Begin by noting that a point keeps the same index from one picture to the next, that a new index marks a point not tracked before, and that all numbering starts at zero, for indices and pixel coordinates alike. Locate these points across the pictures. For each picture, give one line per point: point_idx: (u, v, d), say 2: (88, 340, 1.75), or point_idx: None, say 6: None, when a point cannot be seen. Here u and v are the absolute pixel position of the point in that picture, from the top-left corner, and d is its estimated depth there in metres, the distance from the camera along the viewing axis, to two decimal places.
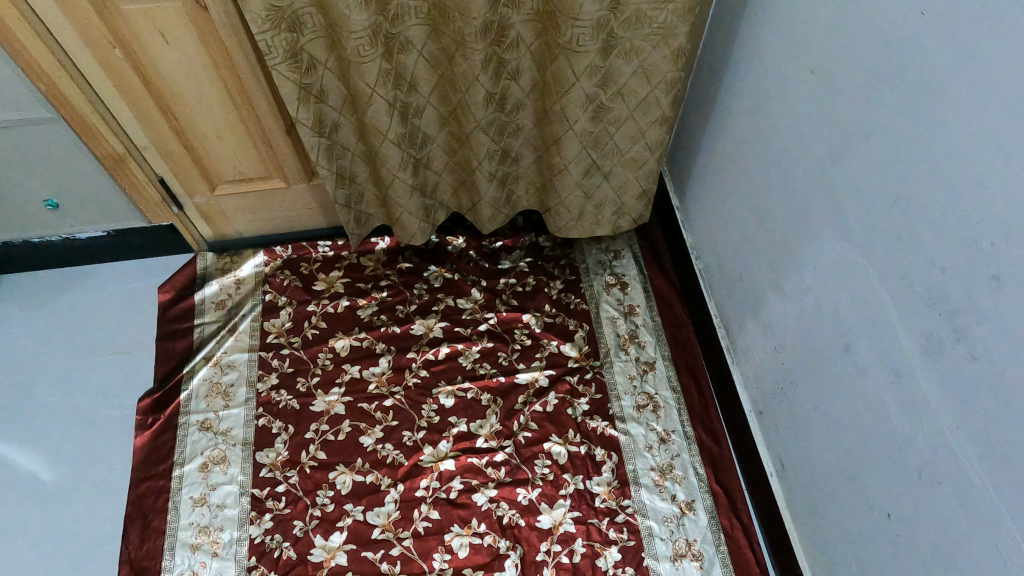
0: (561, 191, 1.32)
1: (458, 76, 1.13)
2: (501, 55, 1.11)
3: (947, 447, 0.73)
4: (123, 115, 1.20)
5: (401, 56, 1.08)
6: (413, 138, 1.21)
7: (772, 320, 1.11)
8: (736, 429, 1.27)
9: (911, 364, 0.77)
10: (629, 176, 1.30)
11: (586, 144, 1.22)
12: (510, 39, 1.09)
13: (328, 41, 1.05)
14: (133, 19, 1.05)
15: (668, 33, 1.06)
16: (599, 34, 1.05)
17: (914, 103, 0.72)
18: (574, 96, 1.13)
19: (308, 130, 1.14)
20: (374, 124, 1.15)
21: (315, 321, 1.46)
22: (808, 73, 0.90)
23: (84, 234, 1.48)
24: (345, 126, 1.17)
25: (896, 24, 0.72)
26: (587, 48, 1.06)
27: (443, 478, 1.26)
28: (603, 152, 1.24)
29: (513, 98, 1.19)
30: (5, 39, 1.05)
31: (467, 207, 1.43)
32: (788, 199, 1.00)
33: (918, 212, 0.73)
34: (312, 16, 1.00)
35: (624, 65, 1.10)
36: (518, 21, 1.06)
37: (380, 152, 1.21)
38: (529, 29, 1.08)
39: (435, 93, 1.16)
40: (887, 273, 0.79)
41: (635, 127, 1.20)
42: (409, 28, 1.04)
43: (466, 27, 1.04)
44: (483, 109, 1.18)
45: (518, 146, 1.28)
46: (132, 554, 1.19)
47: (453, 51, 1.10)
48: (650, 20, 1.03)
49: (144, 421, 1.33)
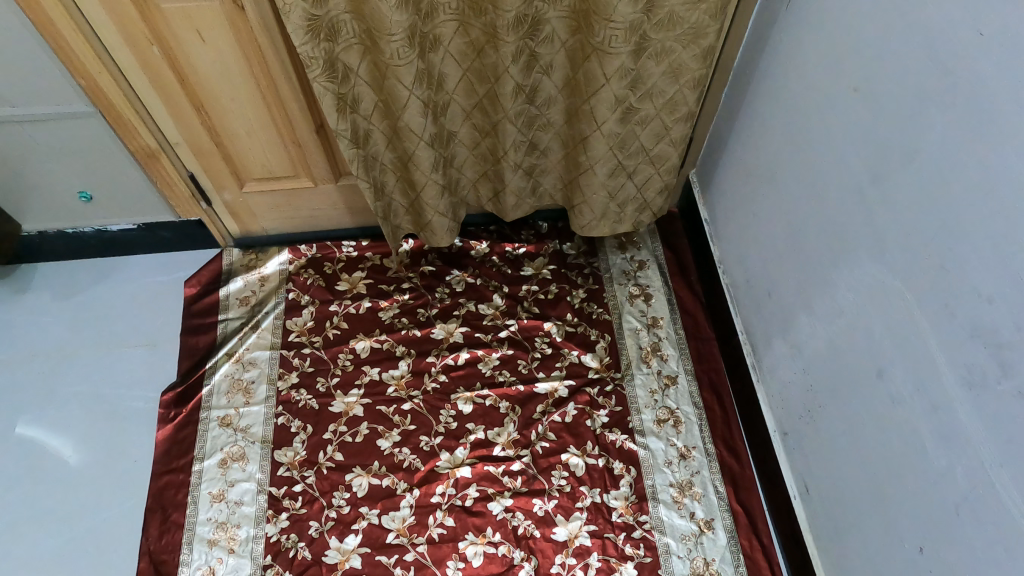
0: (586, 190, 1.30)
1: (489, 69, 1.12)
2: (534, 49, 1.10)
3: (989, 485, 0.70)
4: (158, 111, 1.21)
5: (433, 53, 1.07)
6: (442, 137, 1.21)
7: (802, 339, 1.08)
8: (758, 449, 1.25)
9: (952, 396, 0.74)
10: (653, 173, 1.28)
11: (613, 146, 1.20)
12: (544, 34, 1.07)
13: (363, 48, 1.04)
14: (171, 18, 1.06)
15: (699, 33, 1.05)
16: (632, 37, 1.03)
17: (965, 127, 0.69)
18: (604, 97, 1.11)
19: (346, 143, 1.14)
20: (409, 126, 1.14)
21: (337, 321, 1.46)
22: (850, 91, 0.88)
23: (115, 226, 1.50)
24: (376, 134, 1.17)
25: (949, 44, 0.70)
26: (619, 50, 1.04)
27: (459, 485, 1.25)
28: (629, 152, 1.23)
29: (543, 92, 1.17)
30: (50, 34, 1.07)
31: (488, 198, 1.42)
32: (825, 218, 0.98)
33: (967, 240, 0.70)
34: (348, 24, 1.00)
35: (654, 67, 1.08)
36: (553, 17, 1.05)
37: (412, 153, 1.19)
38: (564, 25, 1.06)
39: (464, 87, 1.15)
40: (929, 301, 0.77)
41: (661, 126, 1.19)
42: (441, 24, 1.03)
43: (498, 19, 1.03)
44: (512, 101, 1.17)
45: (546, 139, 1.27)
46: (151, 546, 1.20)
47: (483, 44, 1.09)
48: (682, 21, 1.02)
49: (166, 415, 1.34)
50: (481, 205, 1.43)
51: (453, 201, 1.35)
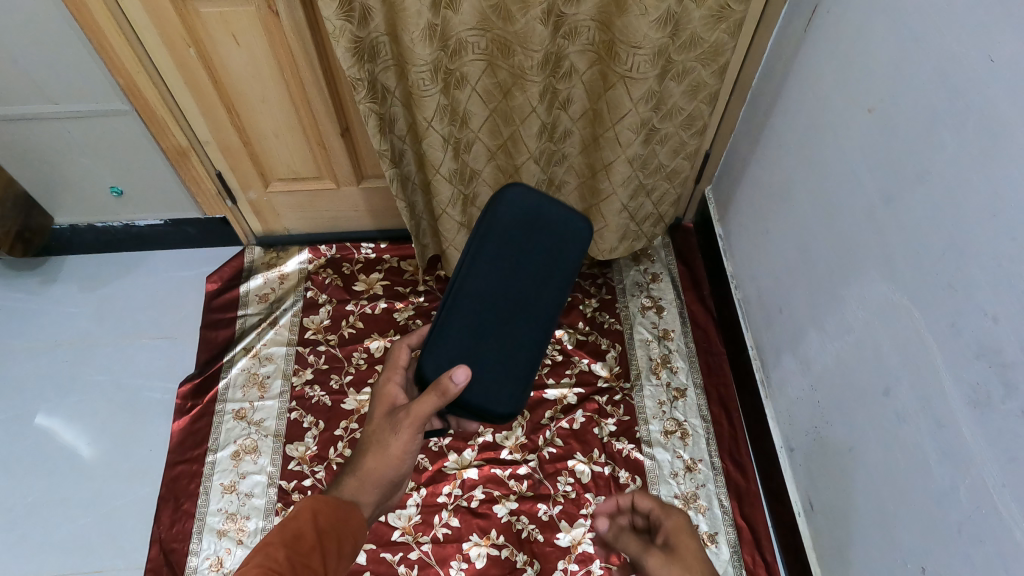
0: (606, 213, 1.32)
1: (514, 109, 1.14)
2: (556, 86, 1.12)
3: (992, 505, 0.70)
4: (191, 112, 1.25)
5: (457, 90, 1.09)
6: (465, 174, 1.23)
7: (810, 356, 1.09)
8: (764, 463, 1.26)
9: (956, 414, 0.75)
10: (669, 188, 1.31)
11: (636, 167, 1.22)
12: (565, 69, 1.10)
13: (399, 69, 1.07)
14: (209, 22, 1.09)
15: (718, 51, 1.05)
16: (659, 61, 1.03)
17: (977, 149, 0.70)
18: (630, 121, 1.12)
19: (388, 164, 1.16)
20: (428, 157, 1.15)
21: (353, 320, 1.49)
22: (864, 112, 0.89)
23: (143, 222, 1.56)
24: (408, 154, 1.22)
25: (963, 69, 0.71)
26: (646, 75, 1.04)
27: (466, 486, 1.27)
28: (650, 171, 1.25)
29: (562, 127, 1.21)
30: (93, 34, 1.10)
31: None
32: (836, 235, 0.99)
33: (977, 260, 0.71)
34: (386, 45, 1.02)
35: (675, 87, 1.09)
36: (574, 52, 1.07)
37: (432, 186, 1.21)
38: (584, 59, 1.08)
39: (489, 128, 1.17)
40: (936, 319, 0.78)
41: (679, 141, 1.21)
42: (467, 63, 1.05)
43: (526, 61, 1.04)
44: (535, 140, 1.19)
45: (562, 174, 1.32)
46: (162, 534, 1.23)
47: (509, 85, 1.11)
48: (702, 42, 1.02)
49: (183, 406, 1.37)
50: None
51: None
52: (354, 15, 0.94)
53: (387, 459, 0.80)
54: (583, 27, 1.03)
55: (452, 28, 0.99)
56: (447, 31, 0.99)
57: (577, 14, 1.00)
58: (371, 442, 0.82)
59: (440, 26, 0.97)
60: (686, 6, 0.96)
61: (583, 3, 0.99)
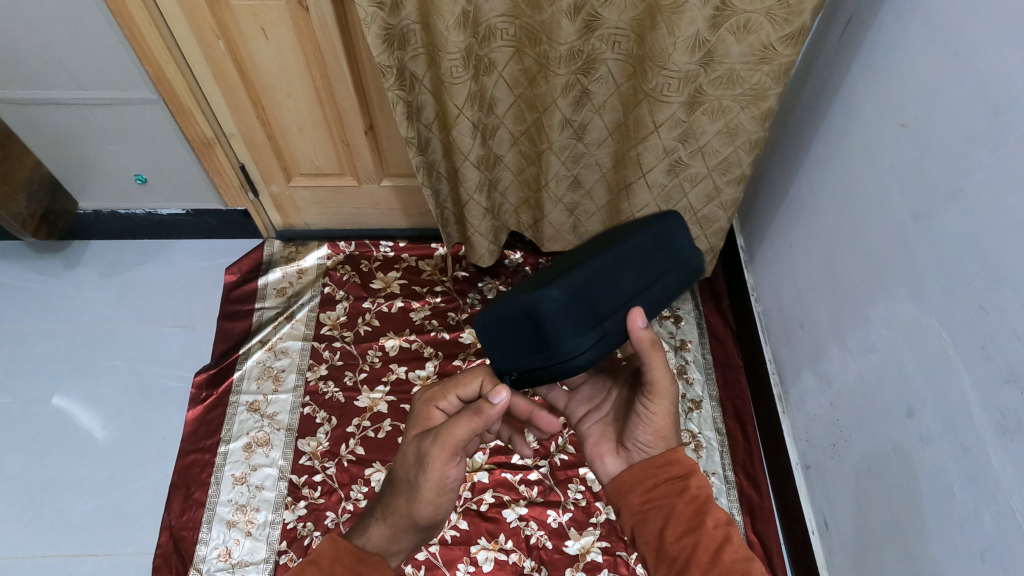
0: None
1: (538, 96, 1.13)
2: (586, 86, 1.10)
3: (1018, 534, 0.68)
4: (217, 102, 1.26)
5: (485, 76, 1.09)
6: (489, 161, 1.24)
7: (831, 374, 1.08)
8: (777, 479, 1.24)
9: (981, 438, 0.73)
10: (701, 235, 1.29)
11: (658, 197, 1.21)
12: (598, 73, 1.07)
13: (428, 58, 1.05)
14: (239, 14, 1.09)
15: (760, 95, 1.00)
16: (685, 88, 1.00)
17: (1014, 172, 0.69)
18: (653, 144, 1.11)
19: (415, 151, 1.15)
20: (458, 144, 1.15)
21: (368, 318, 1.49)
22: (897, 126, 0.88)
23: (166, 211, 1.57)
24: (435, 143, 1.20)
25: (1002, 88, 0.70)
26: (671, 99, 1.02)
27: (476, 489, 1.27)
28: (674, 207, 1.23)
29: (592, 133, 1.19)
30: (123, 19, 1.10)
31: (528, 223, 1.47)
32: (862, 251, 0.98)
33: (1008, 281, 0.70)
34: (417, 34, 1.00)
35: (709, 123, 1.05)
36: (609, 58, 1.05)
37: (459, 173, 1.21)
38: (620, 69, 1.07)
39: (514, 112, 1.17)
40: (964, 342, 0.76)
41: (712, 186, 1.18)
42: (496, 49, 1.05)
43: (551, 51, 1.03)
44: (558, 133, 1.17)
45: (592, 181, 1.29)
46: (173, 521, 1.24)
47: (535, 72, 1.10)
48: (742, 80, 0.98)
49: (198, 395, 1.38)
50: (521, 230, 1.50)
51: (497, 226, 1.42)
52: (388, 3, 0.93)
53: (423, 501, 0.73)
54: (620, 36, 1.01)
55: (483, 14, 0.98)
56: (477, 16, 0.98)
57: (616, 20, 0.98)
58: (405, 481, 0.75)
59: (472, 12, 0.97)
60: (722, 36, 0.92)
61: (620, 8, 0.96)
